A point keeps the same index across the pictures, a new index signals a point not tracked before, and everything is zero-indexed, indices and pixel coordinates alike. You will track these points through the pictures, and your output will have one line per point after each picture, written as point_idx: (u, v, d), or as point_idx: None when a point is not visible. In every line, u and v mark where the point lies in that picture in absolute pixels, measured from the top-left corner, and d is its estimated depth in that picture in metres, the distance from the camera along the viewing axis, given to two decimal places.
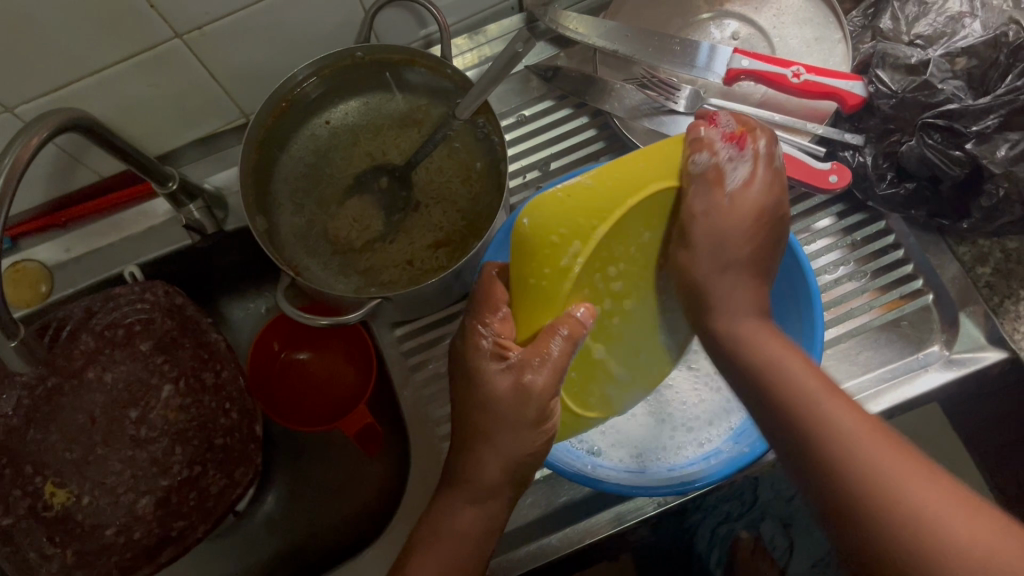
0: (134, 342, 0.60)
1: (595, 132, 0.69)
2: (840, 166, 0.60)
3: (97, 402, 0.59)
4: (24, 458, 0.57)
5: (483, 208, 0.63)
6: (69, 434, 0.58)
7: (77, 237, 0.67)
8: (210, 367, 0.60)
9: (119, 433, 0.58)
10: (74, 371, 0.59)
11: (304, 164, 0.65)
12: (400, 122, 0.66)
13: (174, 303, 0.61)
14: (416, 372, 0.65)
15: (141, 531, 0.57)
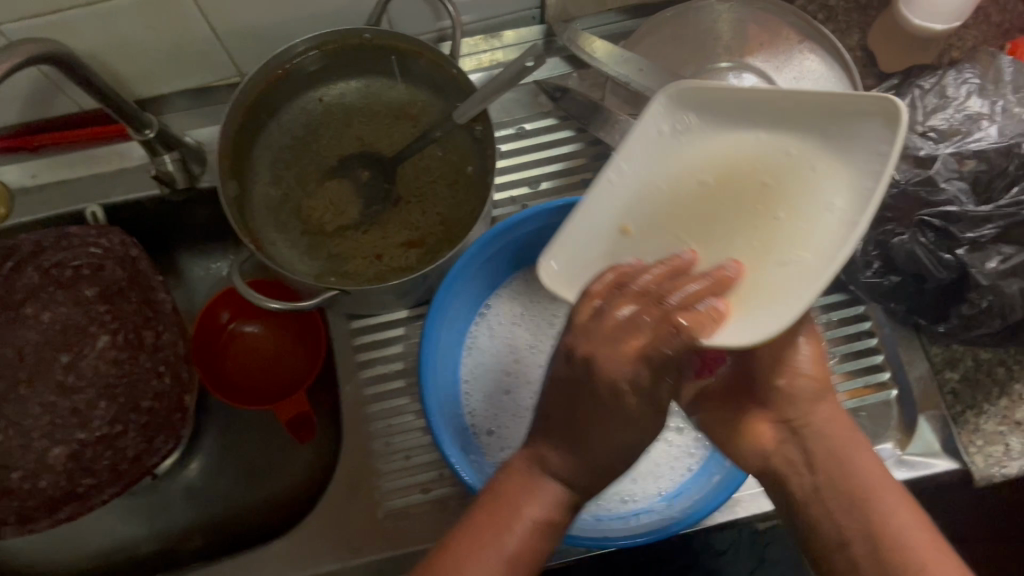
0: (79, 287, 0.59)
1: (591, 160, 0.67)
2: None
3: (30, 339, 0.58)
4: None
5: (463, 214, 0.61)
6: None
7: (45, 164, 0.65)
8: (151, 325, 0.58)
9: (46, 377, 0.57)
10: (12, 305, 0.58)
11: (290, 135, 0.63)
12: (395, 113, 0.64)
13: (126, 255, 0.58)
14: (362, 369, 0.63)
15: (47, 481, 0.54)
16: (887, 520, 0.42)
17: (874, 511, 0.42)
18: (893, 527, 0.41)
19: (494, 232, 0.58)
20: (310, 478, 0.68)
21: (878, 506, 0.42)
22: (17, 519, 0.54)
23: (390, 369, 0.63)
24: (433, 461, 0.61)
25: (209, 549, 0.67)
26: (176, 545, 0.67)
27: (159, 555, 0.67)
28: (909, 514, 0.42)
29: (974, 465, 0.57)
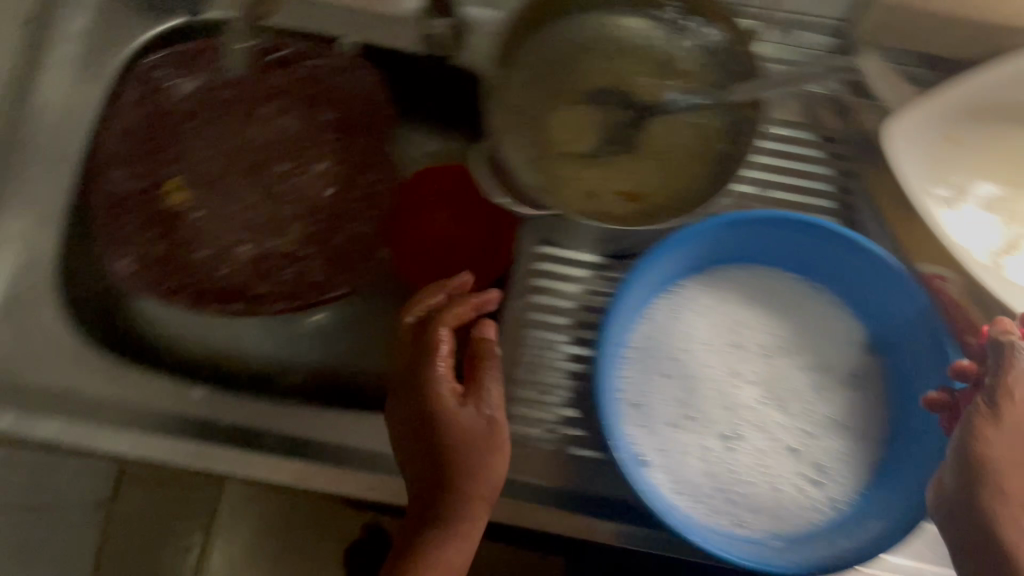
0: (320, 106, 0.60)
1: (836, 190, 0.64)
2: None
3: (260, 136, 0.60)
4: (167, 142, 0.58)
5: (693, 189, 0.60)
6: (219, 149, 0.59)
7: None
8: (373, 170, 0.59)
9: (259, 178, 0.59)
10: (253, 98, 0.60)
11: (560, 48, 0.63)
12: (665, 66, 0.63)
13: (373, 94, 0.59)
14: (532, 293, 0.63)
15: (226, 271, 0.56)
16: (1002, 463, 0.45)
17: None
18: (1004, 468, 0.45)
19: (726, 218, 0.56)
20: None
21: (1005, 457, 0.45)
22: (190, 295, 0.55)
23: (555, 304, 0.63)
24: (565, 405, 0.60)
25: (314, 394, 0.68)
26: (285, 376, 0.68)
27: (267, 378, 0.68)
28: None
29: None
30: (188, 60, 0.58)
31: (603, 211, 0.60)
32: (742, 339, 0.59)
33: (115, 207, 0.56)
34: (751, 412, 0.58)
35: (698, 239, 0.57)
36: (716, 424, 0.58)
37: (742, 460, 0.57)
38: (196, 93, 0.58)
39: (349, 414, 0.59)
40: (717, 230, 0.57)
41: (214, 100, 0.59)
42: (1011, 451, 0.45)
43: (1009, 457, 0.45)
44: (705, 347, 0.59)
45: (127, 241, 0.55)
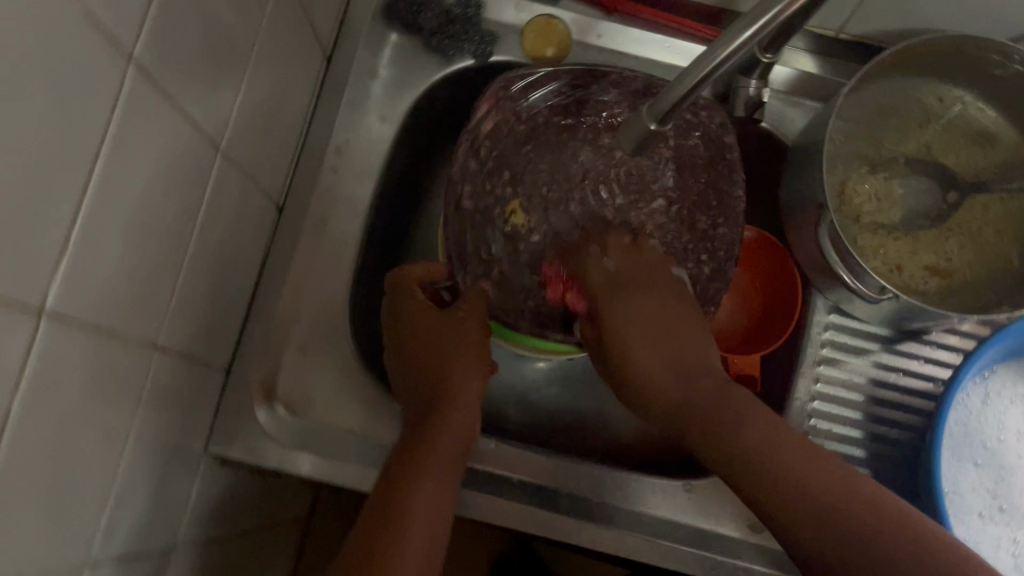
0: (665, 143, 0.58)
1: None
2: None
3: (599, 163, 0.58)
4: (512, 160, 0.58)
5: (1005, 272, 0.59)
6: (557, 171, 0.58)
7: (612, 31, 0.66)
8: (711, 213, 0.58)
9: (595, 209, 0.58)
10: (596, 129, 0.59)
11: (865, 111, 0.61)
12: (972, 137, 0.61)
13: (720, 138, 0.59)
14: (822, 365, 0.61)
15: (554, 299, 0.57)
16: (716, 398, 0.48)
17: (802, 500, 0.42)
18: (780, 452, 0.44)
19: None
20: None
21: (744, 405, 0.47)
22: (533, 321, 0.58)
23: (844, 378, 0.61)
24: None
25: (560, 441, 0.68)
26: (531, 421, 0.69)
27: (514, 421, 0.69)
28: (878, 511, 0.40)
29: None
30: (556, 83, 0.59)
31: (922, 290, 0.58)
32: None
33: (466, 221, 0.56)
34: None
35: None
36: None
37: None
38: (556, 118, 0.59)
39: (627, 478, 0.59)
40: None
41: (566, 127, 0.59)
42: (748, 411, 0.47)
43: (753, 428, 0.46)
44: (1017, 437, 0.57)
45: (483, 254, 0.56)
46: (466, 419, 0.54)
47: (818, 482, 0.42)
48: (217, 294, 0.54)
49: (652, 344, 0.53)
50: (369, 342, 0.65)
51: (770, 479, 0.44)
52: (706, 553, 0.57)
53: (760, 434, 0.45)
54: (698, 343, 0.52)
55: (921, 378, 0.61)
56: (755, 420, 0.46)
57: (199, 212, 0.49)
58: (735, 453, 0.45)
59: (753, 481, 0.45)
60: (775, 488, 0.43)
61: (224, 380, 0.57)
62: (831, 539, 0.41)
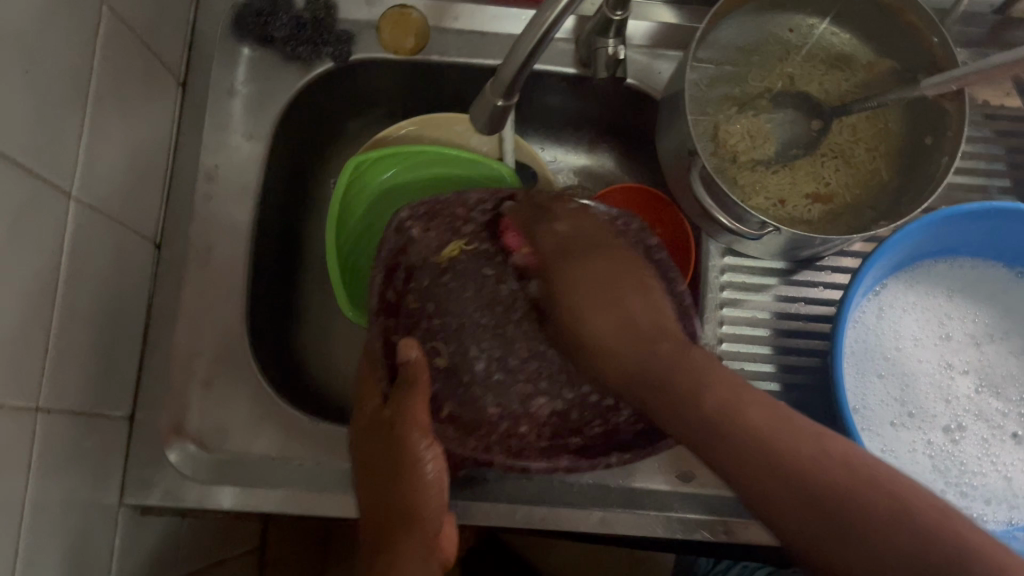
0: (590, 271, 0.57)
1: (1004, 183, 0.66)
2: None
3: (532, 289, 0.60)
4: (434, 298, 0.63)
5: (883, 187, 0.60)
6: (484, 300, 0.64)
7: (467, 10, 0.65)
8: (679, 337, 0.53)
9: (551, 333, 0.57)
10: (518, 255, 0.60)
11: (724, 52, 0.61)
12: (832, 63, 0.62)
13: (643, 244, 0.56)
14: (725, 308, 0.62)
15: (527, 427, 0.58)
16: (722, 404, 0.41)
17: (808, 479, 0.36)
18: (793, 451, 0.37)
19: (940, 217, 0.56)
20: None
21: (744, 413, 0.40)
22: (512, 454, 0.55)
23: (748, 318, 0.62)
24: None
25: None
26: None
27: None
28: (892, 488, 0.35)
29: None
30: (445, 229, 0.62)
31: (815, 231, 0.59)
32: (952, 333, 0.59)
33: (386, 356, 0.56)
34: (977, 403, 0.58)
35: (910, 240, 0.57)
36: (941, 420, 0.57)
37: (969, 452, 0.57)
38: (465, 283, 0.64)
39: None
40: (931, 228, 0.56)
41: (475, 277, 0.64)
42: (763, 418, 0.39)
43: (759, 426, 0.39)
44: (914, 343, 0.58)
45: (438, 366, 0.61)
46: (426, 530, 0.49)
47: (836, 482, 0.35)
48: (103, 340, 0.53)
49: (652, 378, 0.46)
50: (277, 362, 0.64)
51: (761, 466, 0.38)
52: (640, 510, 0.58)
53: (771, 437, 0.38)
54: (704, 365, 0.44)
55: (820, 303, 0.63)
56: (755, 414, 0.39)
57: (62, 261, 0.47)
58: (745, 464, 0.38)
59: (773, 490, 0.37)
60: (802, 495, 0.36)
61: (128, 426, 0.56)
62: (822, 529, 0.35)
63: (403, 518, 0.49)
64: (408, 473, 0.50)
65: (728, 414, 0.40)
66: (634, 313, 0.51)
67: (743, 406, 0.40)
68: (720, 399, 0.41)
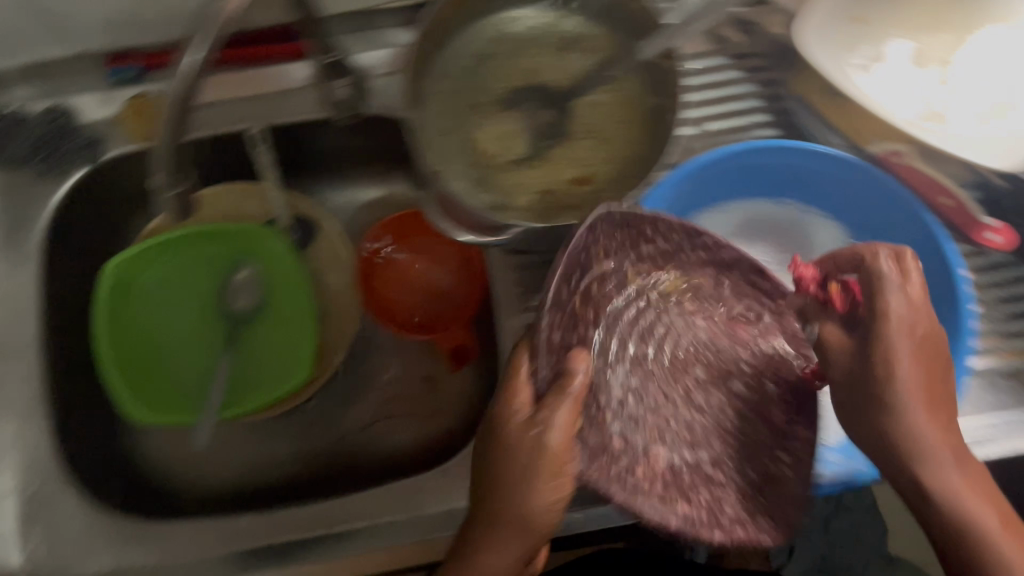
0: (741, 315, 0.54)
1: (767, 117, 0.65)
2: (1007, 227, 0.56)
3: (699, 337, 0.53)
4: (668, 340, 0.53)
5: (639, 156, 0.61)
6: (693, 336, 0.53)
7: (213, 82, 0.64)
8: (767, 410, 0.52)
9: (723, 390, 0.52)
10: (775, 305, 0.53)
11: (458, 64, 0.62)
12: (565, 45, 0.62)
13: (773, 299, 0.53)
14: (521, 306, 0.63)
15: (644, 472, 0.47)
16: (958, 498, 0.45)
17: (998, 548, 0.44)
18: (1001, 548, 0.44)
19: (683, 170, 0.57)
20: (451, 409, 0.68)
21: (956, 485, 0.46)
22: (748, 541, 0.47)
23: None
24: None
25: (347, 477, 0.66)
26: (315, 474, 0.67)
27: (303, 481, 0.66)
28: None
29: None
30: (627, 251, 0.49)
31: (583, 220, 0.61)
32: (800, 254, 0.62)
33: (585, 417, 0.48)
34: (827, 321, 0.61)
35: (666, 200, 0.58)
36: None
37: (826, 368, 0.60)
38: (608, 285, 0.50)
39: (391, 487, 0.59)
40: (684, 181, 0.58)
41: (613, 277, 0.50)
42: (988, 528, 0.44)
43: (982, 519, 0.44)
44: None
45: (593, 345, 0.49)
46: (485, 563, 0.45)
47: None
48: None
49: (893, 435, 0.47)
50: (103, 478, 0.62)
51: (983, 533, 0.44)
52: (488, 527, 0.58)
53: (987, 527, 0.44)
54: (942, 468, 0.46)
55: None
56: (951, 479, 0.46)
57: None
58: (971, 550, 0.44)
59: (975, 557, 0.44)
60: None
61: None
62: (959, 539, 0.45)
63: (487, 514, 0.46)
64: (537, 485, 0.44)
65: (915, 428, 0.46)
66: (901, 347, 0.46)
67: (980, 480, 0.46)
68: (938, 469, 0.46)
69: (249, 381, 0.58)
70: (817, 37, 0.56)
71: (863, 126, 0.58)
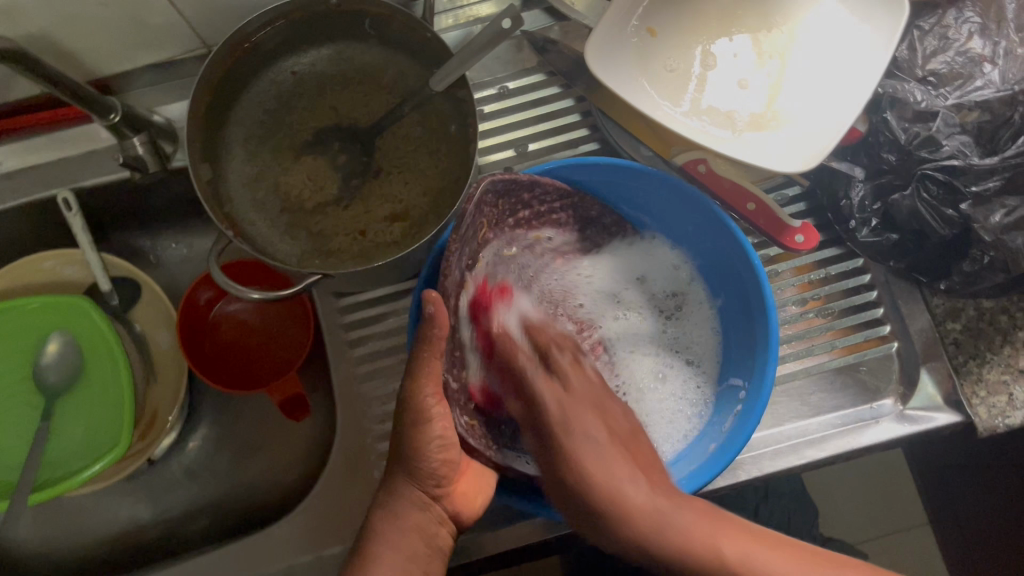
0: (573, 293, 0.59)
1: (587, 132, 0.66)
2: (808, 226, 0.57)
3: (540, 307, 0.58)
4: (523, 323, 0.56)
5: (449, 185, 0.60)
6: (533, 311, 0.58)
7: (12, 150, 0.62)
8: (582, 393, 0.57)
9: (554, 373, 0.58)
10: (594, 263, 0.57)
11: (261, 109, 0.61)
12: (370, 79, 0.61)
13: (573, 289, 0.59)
14: (356, 348, 0.62)
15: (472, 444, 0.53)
16: (650, 538, 0.42)
17: None
18: (750, 561, 0.41)
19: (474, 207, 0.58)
20: (305, 456, 0.67)
21: (726, 553, 0.41)
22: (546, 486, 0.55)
23: (383, 345, 0.63)
24: None
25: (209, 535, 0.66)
26: (175, 534, 0.66)
27: (164, 542, 0.66)
28: None
29: (977, 417, 0.55)
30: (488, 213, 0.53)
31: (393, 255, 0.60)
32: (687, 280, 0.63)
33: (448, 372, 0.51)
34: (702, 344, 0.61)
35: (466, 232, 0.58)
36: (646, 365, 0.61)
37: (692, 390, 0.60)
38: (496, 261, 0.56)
39: (231, 546, 0.58)
40: None
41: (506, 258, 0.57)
42: (701, 534, 0.42)
43: (721, 544, 0.41)
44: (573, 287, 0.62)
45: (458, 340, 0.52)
46: (395, 485, 0.51)
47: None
48: None
49: (592, 497, 0.44)
50: None
51: None
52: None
53: (736, 557, 0.41)
54: (721, 574, 0.41)
55: None
56: (684, 515, 0.42)
57: None
58: (679, 553, 0.41)
59: None
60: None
61: None
62: None
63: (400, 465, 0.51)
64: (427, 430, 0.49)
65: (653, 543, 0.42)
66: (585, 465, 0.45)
67: (722, 535, 0.42)
68: (711, 540, 0.41)
69: (62, 454, 0.58)
70: (603, 48, 0.56)
71: (667, 135, 0.59)
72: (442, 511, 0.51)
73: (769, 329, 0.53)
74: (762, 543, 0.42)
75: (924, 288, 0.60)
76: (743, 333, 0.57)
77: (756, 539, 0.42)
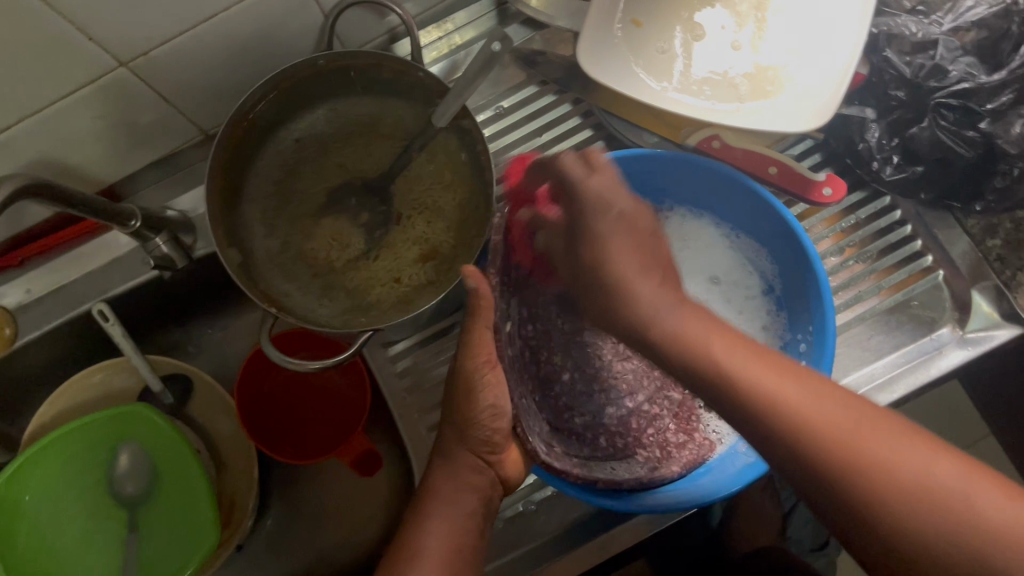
0: None
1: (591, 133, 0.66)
2: (833, 176, 0.58)
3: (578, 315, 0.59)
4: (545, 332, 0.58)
5: (470, 214, 0.61)
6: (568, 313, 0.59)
7: (38, 275, 0.62)
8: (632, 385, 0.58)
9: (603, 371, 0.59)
10: None
11: (272, 181, 0.61)
12: (370, 130, 0.62)
13: None
14: (415, 394, 0.62)
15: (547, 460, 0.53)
16: (703, 354, 0.40)
17: (864, 489, 0.35)
18: (783, 401, 0.37)
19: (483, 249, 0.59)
20: (386, 508, 0.67)
21: (739, 378, 0.39)
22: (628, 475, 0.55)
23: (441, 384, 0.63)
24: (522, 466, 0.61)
25: None
26: None
27: None
28: (937, 463, 0.34)
29: None
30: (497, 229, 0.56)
31: (421, 293, 0.60)
32: (752, 255, 0.61)
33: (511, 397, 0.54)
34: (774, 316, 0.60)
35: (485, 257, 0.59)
36: None
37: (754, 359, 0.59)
38: None
39: None
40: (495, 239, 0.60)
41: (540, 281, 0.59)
42: (740, 369, 0.39)
43: (813, 417, 0.36)
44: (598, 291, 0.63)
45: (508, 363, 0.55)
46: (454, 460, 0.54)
47: (899, 471, 0.34)
48: None
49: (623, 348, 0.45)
50: None
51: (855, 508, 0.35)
52: None
53: (761, 384, 0.38)
54: (751, 398, 0.38)
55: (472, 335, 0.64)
56: (742, 362, 0.39)
57: None
58: (732, 399, 0.38)
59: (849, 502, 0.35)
60: (896, 523, 0.34)
61: None
62: (874, 514, 0.34)
63: (449, 440, 0.55)
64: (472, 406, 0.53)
65: (720, 366, 0.39)
66: (666, 333, 0.41)
67: (845, 402, 0.37)
68: (707, 346, 0.40)
69: (156, 558, 0.58)
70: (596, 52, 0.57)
71: (674, 121, 0.61)
72: (494, 473, 0.54)
73: (818, 277, 0.53)
74: (774, 363, 0.39)
75: (956, 212, 0.60)
76: (792, 288, 0.58)
77: (785, 369, 0.39)
